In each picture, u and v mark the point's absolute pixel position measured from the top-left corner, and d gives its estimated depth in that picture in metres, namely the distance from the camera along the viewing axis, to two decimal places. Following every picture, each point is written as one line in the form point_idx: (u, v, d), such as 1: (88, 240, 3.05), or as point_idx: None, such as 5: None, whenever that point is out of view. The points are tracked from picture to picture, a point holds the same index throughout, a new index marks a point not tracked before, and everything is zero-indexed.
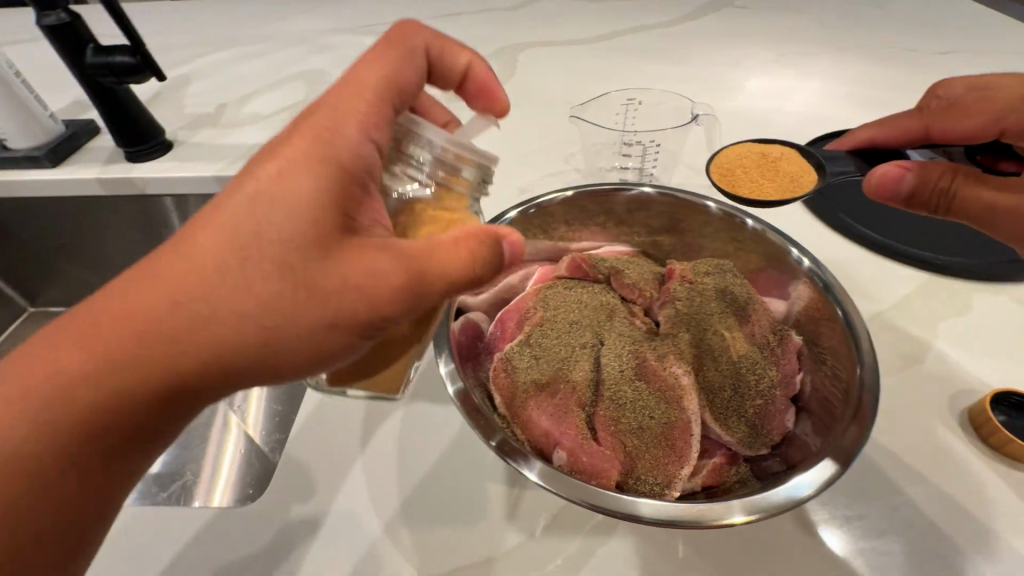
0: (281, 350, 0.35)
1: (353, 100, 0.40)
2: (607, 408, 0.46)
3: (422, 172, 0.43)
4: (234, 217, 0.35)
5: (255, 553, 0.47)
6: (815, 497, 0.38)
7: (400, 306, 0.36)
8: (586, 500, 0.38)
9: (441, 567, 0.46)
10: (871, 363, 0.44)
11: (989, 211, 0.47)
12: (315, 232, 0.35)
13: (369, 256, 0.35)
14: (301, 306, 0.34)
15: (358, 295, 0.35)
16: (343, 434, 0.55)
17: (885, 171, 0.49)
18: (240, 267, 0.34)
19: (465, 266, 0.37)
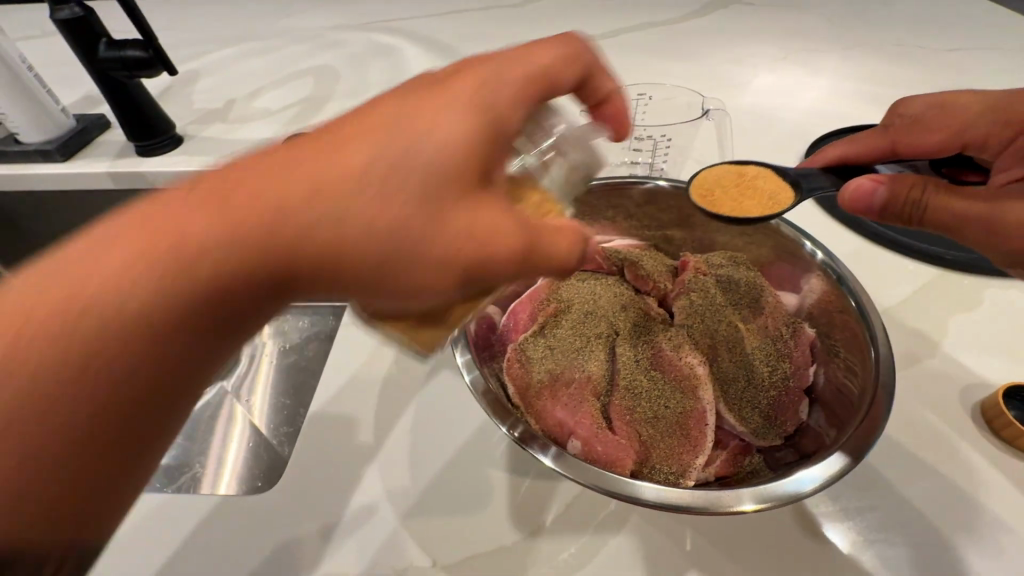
0: (389, 277, 0.33)
1: (529, 66, 0.38)
2: (622, 398, 0.46)
3: (543, 151, 0.43)
4: (383, 144, 0.32)
5: (271, 542, 0.48)
6: (818, 492, 0.38)
7: (506, 272, 0.34)
8: (601, 486, 0.38)
9: (455, 556, 0.46)
10: (885, 355, 0.44)
11: (964, 223, 0.43)
12: (455, 173, 0.33)
13: (492, 211, 0.34)
14: (425, 236, 0.32)
15: (472, 244, 0.33)
16: (357, 426, 0.55)
17: (855, 184, 0.46)
18: (383, 186, 0.32)
19: (568, 252, 0.37)
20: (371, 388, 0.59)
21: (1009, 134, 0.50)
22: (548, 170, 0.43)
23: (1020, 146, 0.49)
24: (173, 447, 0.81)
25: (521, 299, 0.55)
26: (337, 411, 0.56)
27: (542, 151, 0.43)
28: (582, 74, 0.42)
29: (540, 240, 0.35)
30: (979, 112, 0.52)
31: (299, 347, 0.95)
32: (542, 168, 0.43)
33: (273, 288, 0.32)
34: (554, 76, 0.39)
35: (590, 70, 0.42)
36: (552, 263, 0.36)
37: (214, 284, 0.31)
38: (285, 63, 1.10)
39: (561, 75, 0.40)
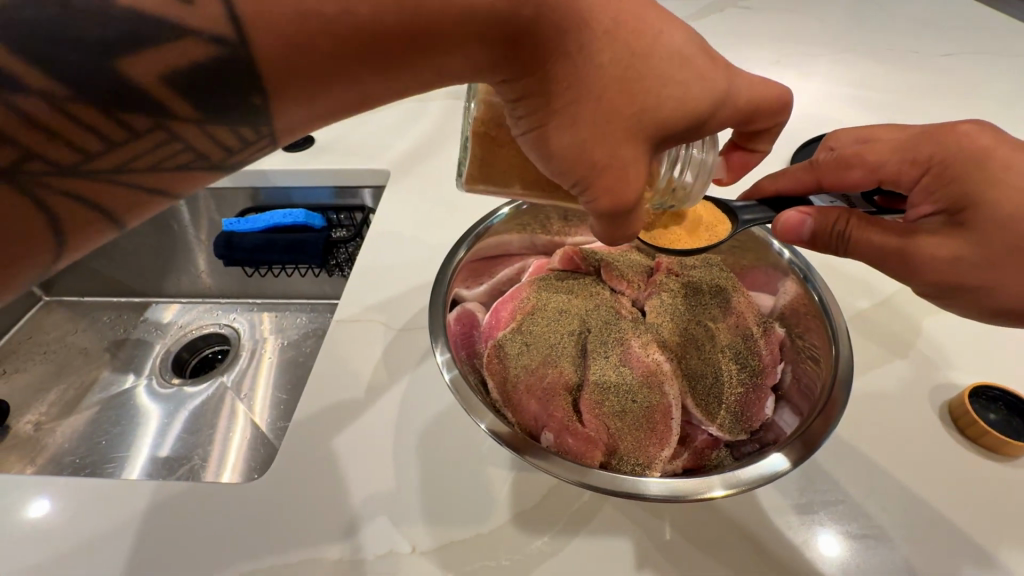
0: (559, 115, 0.34)
1: (772, 91, 0.42)
2: (593, 392, 0.48)
3: (686, 160, 0.43)
4: (662, 55, 0.34)
5: (261, 527, 0.50)
6: (788, 474, 0.41)
7: (590, 204, 0.36)
8: (575, 478, 0.40)
9: (438, 541, 0.49)
10: (846, 354, 0.46)
11: (884, 253, 0.47)
12: (658, 119, 0.34)
13: (638, 167, 0.35)
14: (594, 131, 0.33)
15: (595, 166, 0.34)
16: (345, 419, 0.57)
17: (786, 217, 0.49)
18: (627, 72, 0.33)
19: (635, 228, 0.39)
20: (360, 382, 0.61)
21: (920, 172, 0.48)
22: (673, 172, 0.43)
23: (928, 183, 0.47)
24: (176, 438, 0.83)
25: (503, 298, 0.57)
26: (325, 404, 0.59)
27: (682, 160, 0.43)
28: (771, 125, 0.45)
29: (631, 210, 0.37)
30: (892, 149, 0.49)
31: (296, 344, 0.98)
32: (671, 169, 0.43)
33: (474, 60, 0.32)
34: (766, 116, 0.42)
35: (774, 126, 0.45)
36: (612, 229, 0.38)
37: (439, 32, 0.30)
38: None
39: (772, 121, 0.44)
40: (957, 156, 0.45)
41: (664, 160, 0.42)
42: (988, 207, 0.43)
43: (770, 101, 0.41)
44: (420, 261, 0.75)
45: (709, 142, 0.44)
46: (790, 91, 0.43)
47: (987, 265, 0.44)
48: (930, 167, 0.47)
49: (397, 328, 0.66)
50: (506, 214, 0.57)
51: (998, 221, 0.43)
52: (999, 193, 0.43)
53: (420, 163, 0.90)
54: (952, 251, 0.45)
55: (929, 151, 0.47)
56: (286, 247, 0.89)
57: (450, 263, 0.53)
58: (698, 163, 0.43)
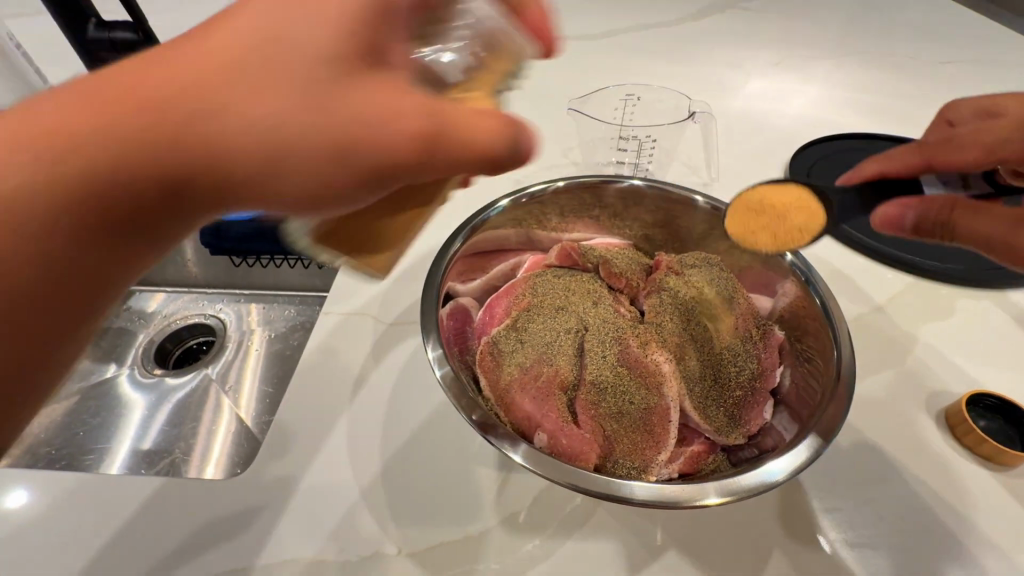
0: (333, 167, 0.31)
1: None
2: (589, 392, 0.47)
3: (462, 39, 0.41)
4: (287, 46, 0.30)
5: (239, 525, 0.48)
6: (787, 483, 0.39)
7: (440, 160, 0.32)
8: (567, 480, 0.39)
9: (425, 543, 0.47)
10: (849, 357, 0.45)
11: (990, 243, 0.42)
12: (327, 47, 0.30)
13: (393, 87, 0.32)
14: (330, 124, 0.30)
15: (384, 137, 0.31)
16: (330, 416, 0.55)
17: (883, 210, 0.44)
18: (294, 87, 0.29)
19: (509, 130, 0.34)
20: (348, 376, 0.59)
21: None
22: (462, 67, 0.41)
23: None
24: (157, 431, 0.81)
25: (498, 293, 0.56)
26: (309, 398, 0.57)
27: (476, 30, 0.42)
28: None
29: (461, 119, 0.32)
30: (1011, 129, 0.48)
31: (284, 337, 0.96)
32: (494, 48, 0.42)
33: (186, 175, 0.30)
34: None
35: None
36: (481, 150, 0.33)
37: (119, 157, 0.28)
38: None
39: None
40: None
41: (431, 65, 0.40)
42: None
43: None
44: (415, 252, 0.73)
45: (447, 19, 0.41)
46: None
47: None
48: None
49: (386, 323, 0.64)
50: (505, 206, 0.55)
51: None
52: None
53: None
54: None
55: None
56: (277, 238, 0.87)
57: (446, 254, 0.51)
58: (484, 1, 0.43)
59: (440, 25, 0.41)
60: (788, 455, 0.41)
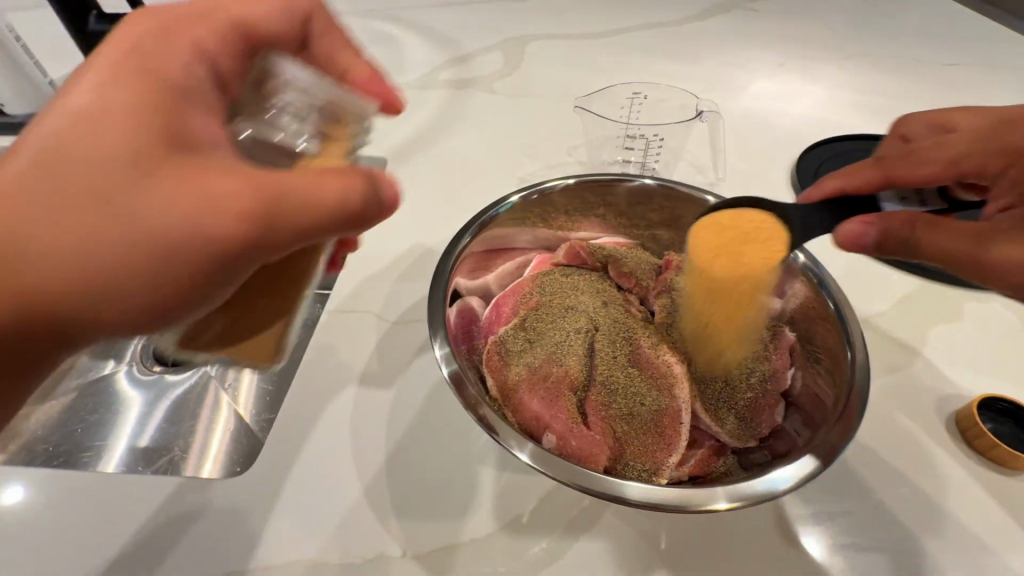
0: (185, 255, 0.34)
1: (197, 24, 0.44)
2: (599, 392, 0.46)
3: (293, 110, 0.44)
4: (112, 155, 0.34)
5: (243, 525, 0.48)
6: (792, 492, 0.38)
7: (284, 231, 0.34)
8: (574, 481, 0.38)
9: (432, 545, 0.46)
10: (862, 359, 0.44)
11: (955, 259, 0.44)
12: (138, 152, 0.34)
13: (214, 170, 0.34)
14: (156, 225, 0.33)
15: (209, 222, 0.33)
16: (333, 414, 0.55)
17: (845, 228, 0.46)
18: (125, 194, 0.33)
19: (350, 192, 0.35)
20: (352, 374, 0.58)
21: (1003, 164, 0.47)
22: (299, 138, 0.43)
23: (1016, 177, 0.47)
24: None
25: (505, 292, 0.55)
26: (313, 396, 0.56)
27: (304, 96, 0.44)
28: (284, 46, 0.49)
29: (296, 185, 0.34)
30: (977, 141, 0.48)
31: None
32: (335, 113, 0.44)
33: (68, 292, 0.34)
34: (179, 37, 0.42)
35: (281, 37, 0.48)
36: (324, 209, 0.34)
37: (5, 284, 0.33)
38: None
39: (252, 37, 0.47)
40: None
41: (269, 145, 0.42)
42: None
43: (146, 35, 0.40)
44: (420, 249, 0.73)
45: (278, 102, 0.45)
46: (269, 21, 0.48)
47: None
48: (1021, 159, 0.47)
49: (391, 320, 0.64)
50: (515, 203, 0.54)
51: None
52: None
53: (419, 153, 0.89)
54: None
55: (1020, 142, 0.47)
56: None
57: (454, 251, 0.50)
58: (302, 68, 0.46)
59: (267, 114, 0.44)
60: (796, 463, 0.40)
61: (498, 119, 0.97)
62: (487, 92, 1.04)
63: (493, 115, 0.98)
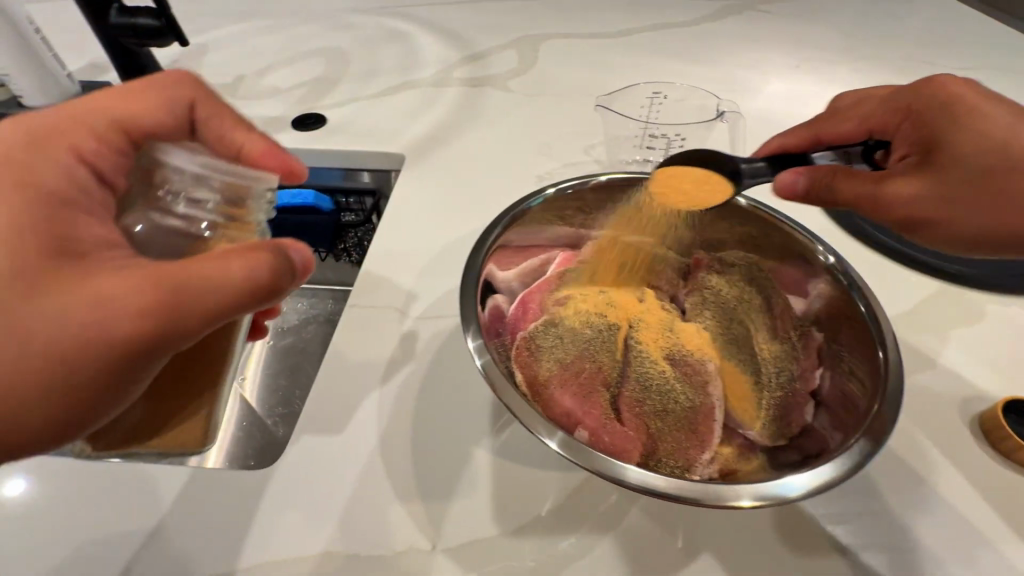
0: (92, 361, 0.36)
1: (75, 129, 0.43)
2: (632, 389, 0.47)
3: (189, 193, 0.43)
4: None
5: (264, 517, 0.47)
6: (802, 501, 0.37)
7: (189, 318, 0.36)
8: (602, 470, 0.38)
9: (459, 540, 0.46)
10: (896, 358, 0.44)
11: (863, 201, 0.52)
12: (28, 270, 0.36)
13: (108, 273, 0.36)
14: (57, 336, 0.35)
15: (110, 322, 0.35)
16: (353, 408, 0.55)
17: (780, 179, 0.54)
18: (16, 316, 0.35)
19: (249, 272, 0.38)
20: (374, 369, 0.58)
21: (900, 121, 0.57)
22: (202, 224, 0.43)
23: (908, 130, 0.56)
24: None
25: (532, 289, 0.56)
26: (335, 390, 0.56)
27: (197, 180, 0.44)
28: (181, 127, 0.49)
29: (197, 272, 0.36)
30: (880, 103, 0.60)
31: (296, 329, 0.99)
32: (235, 195, 0.45)
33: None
34: (59, 146, 0.42)
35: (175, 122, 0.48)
36: (225, 289, 0.37)
37: None
38: (292, 46, 1.17)
39: (135, 133, 0.46)
40: (931, 105, 0.55)
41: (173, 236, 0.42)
42: (950, 147, 0.52)
43: (20, 149, 0.40)
44: (440, 245, 0.73)
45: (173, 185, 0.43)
46: (157, 106, 0.47)
47: (944, 199, 0.51)
48: (910, 114, 0.57)
49: (413, 316, 0.64)
50: (545, 199, 0.55)
51: (957, 157, 0.51)
52: (959, 131, 0.52)
53: (436, 150, 0.89)
54: (922, 190, 0.51)
55: (909, 100, 0.57)
56: (294, 228, 0.89)
57: (484, 245, 0.50)
58: (189, 150, 0.46)
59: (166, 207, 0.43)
60: (809, 472, 0.39)
61: (514, 117, 0.97)
62: (502, 90, 1.04)
63: (508, 112, 0.99)
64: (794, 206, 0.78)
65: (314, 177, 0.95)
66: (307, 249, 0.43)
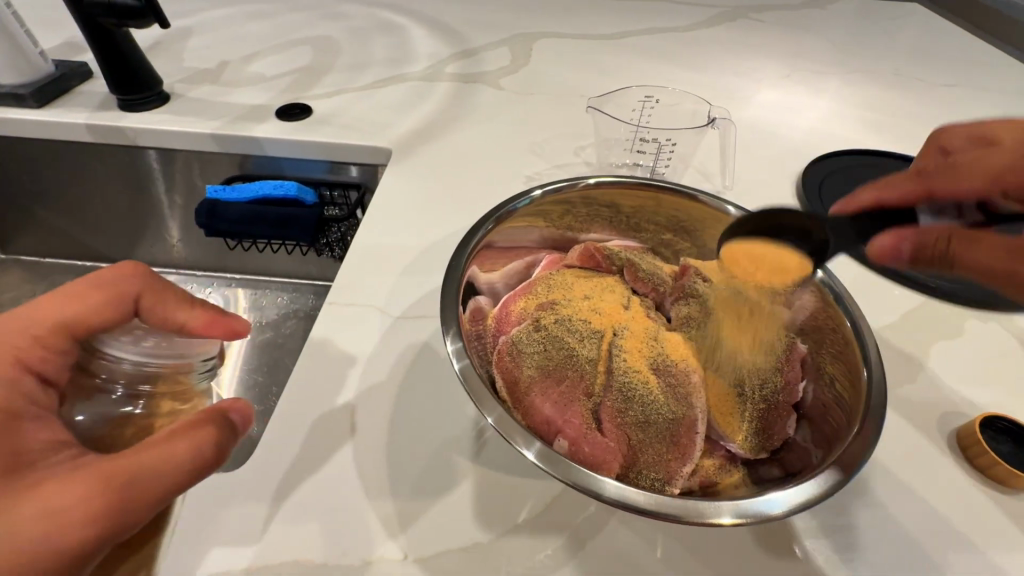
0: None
1: (15, 341, 0.39)
2: (614, 398, 0.46)
3: (131, 381, 0.40)
4: None
5: (225, 521, 0.45)
6: (784, 518, 0.37)
7: (136, 509, 0.34)
8: (581, 485, 0.37)
9: (431, 548, 0.45)
10: (879, 375, 0.44)
11: (990, 275, 0.47)
12: None
13: (52, 481, 0.33)
14: (2, 552, 0.31)
15: (59, 533, 0.32)
16: (326, 413, 0.53)
17: (880, 243, 0.48)
18: None
19: (194, 453, 0.36)
20: (352, 370, 0.57)
21: None
22: (135, 408, 0.41)
23: None
24: None
25: (514, 292, 0.55)
26: (309, 391, 0.54)
27: (136, 368, 0.40)
28: (113, 320, 0.41)
29: (142, 460, 0.34)
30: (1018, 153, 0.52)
31: (275, 324, 0.99)
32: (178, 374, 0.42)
33: None
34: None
35: (101, 322, 0.41)
36: (173, 474, 0.35)
37: None
38: (280, 32, 1.14)
39: (78, 330, 0.40)
40: None
41: (107, 425, 0.40)
42: None
43: None
44: (424, 243, 0.71)
45: (108, 381, 0.40)
46: (78, 309, 0.40)
47: None
48: None
49: (394, 316, 0.62)
50: (531, 200, 0.54)
51: None
52: None
53: (424, 146, 0.87)
54: None
55: None
56: (276, 221, 0.85)
57: (468, 245, 0.49)
58: (133, 334, 0.41)
59: (103, 387, 0.41)
60: (796, 486, 0.38)
61: (505, 114, 0.96)
62: (493, 87, 1.03)
63: (499, 109, 0.97)
64: None
65: (296, 168, 0.93)
66: (249, 407, 0.41)
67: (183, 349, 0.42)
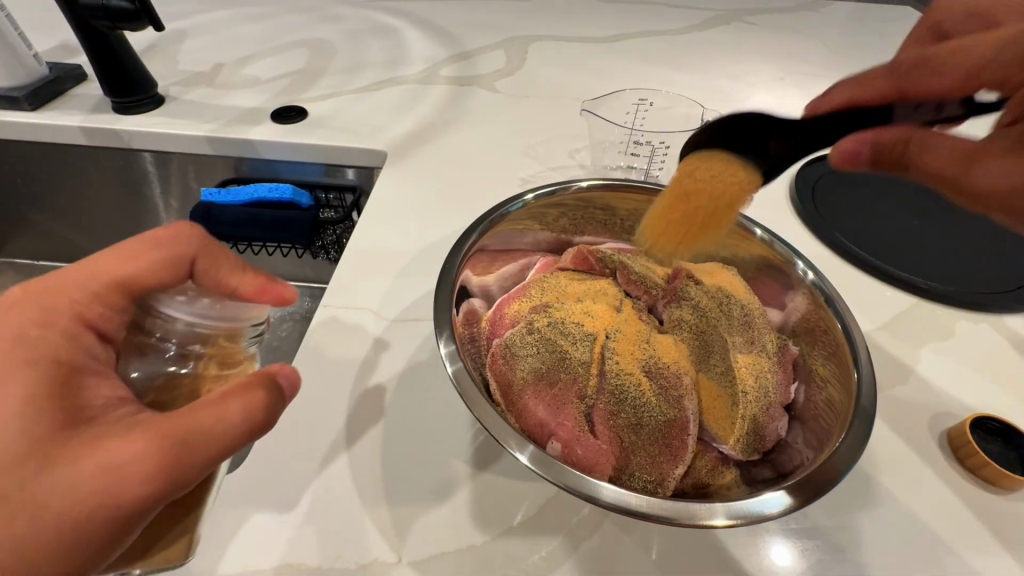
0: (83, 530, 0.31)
1: (66, 298, 0.37)
2: (607, 401, 0.47)
3: (183, 340, 0.41)
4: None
5: (222, 523, 0.45)
6: (780, 518, 0.37)
7: (193, 468, 0.33)
8: (573, 488, 0.37)
9: (426, 549, 0.45)
10: (869, 377, 0.44)
11: (940, 181, 0.43)
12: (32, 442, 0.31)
13: (113, 435, 0.32)
14: (62, 506, 0.31)
15: (117, 489, 0.31)
16: (322, 415, 0.53)
17: (839, 147, 0.46)
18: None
19: (247, 415, 0.35)
20: (348, 372, 0.57)
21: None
22: (184, 368, 0.41)
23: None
24: None
25: (507, 296, 0.55)
26: (305, 393, 0.54)
27: (190, 328, 0.41)
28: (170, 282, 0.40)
29: (198, 420, 0.33)
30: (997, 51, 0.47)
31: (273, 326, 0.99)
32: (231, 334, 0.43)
33: None
34: (56, 317, 0.37)
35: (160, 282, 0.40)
36: (227, 435, 0.34)
37: None
38: (275, 35, 1.14)
39: (136, 289, 0.39)
40: None
41: (157, 381, 0.40)
42: None
43: (28, 326, 0.36)
44: (420, 246, 0.72)
45: (162, 338, 0.41)
46: (137, 267, 0.39)
47: None
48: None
49: (389, 319, 0.62)
50: (525, 204, 0.54)
51: None
52: None
53: (419, 149, 0.87)
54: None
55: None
56: (270, 224, 0.85)
57: (461, 248, 0.49)
58: (189, 295, 0.41)
59: (154, 347, 0.41)
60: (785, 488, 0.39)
61: (499, 117, 0.96)
62: (488, 89, 1.03)
63: (494, 112, 0.98)
64: (774, 219, 0.78)
65: (292, 171, 0.93)
66: (297, 373, 0.40)
67: (234, 312, 0.42)
